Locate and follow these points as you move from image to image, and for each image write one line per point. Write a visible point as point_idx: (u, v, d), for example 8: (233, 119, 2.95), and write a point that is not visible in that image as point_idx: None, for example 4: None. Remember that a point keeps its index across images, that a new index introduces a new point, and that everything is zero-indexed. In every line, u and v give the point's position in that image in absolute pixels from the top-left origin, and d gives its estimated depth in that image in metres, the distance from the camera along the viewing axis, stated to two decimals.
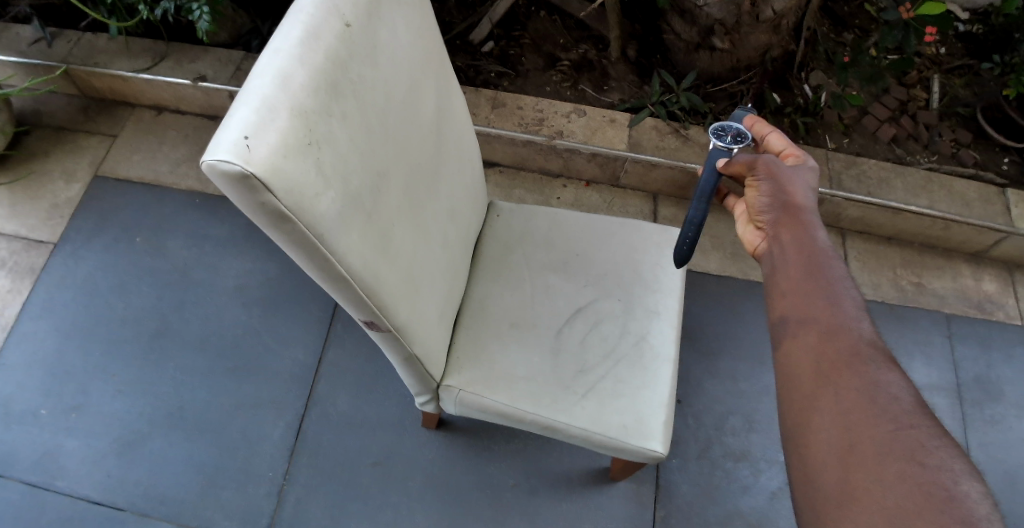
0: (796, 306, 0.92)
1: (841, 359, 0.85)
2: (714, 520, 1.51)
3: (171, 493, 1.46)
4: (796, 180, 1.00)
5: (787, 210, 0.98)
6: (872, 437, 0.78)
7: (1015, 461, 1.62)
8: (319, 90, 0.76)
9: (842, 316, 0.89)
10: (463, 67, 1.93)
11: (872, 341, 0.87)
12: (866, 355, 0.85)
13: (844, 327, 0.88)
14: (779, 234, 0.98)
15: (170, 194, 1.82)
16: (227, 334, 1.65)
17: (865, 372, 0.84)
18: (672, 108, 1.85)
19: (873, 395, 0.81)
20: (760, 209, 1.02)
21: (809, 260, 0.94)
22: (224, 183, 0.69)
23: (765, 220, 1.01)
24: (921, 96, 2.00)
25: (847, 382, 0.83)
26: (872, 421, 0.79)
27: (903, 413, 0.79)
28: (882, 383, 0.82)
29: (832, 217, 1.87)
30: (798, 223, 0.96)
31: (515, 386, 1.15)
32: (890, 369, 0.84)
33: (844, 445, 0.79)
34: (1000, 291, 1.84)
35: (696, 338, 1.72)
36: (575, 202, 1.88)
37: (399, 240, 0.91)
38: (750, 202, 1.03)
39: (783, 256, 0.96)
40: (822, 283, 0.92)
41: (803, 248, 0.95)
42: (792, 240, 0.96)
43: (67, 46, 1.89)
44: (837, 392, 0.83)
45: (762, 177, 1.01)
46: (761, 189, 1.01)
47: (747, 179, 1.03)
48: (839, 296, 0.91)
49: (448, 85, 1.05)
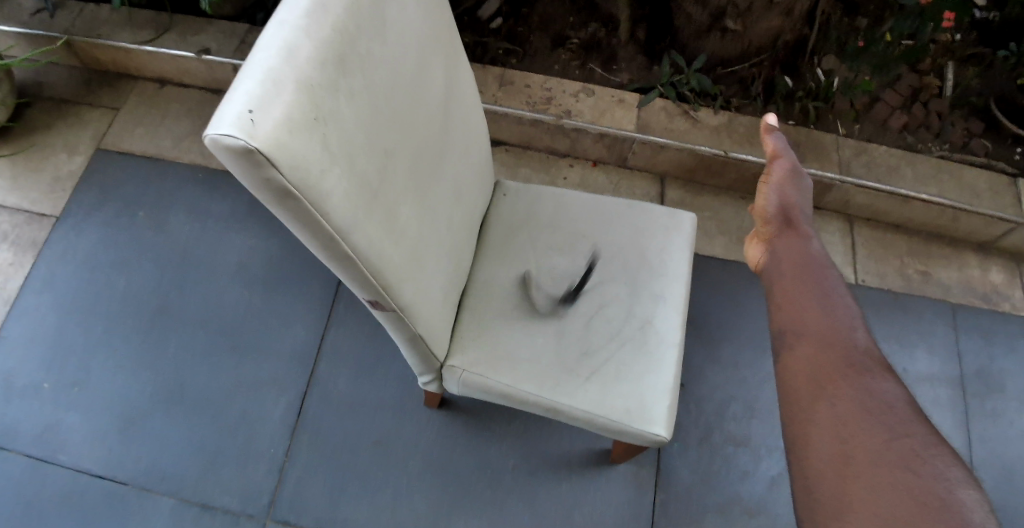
0: (792, 315, 0.96)
1: (837, 369, 0.89)
2: (712, 505, 1.51)
3: (171, 469, 1.47)
4: (800, 193, 1.08)
5: (787, 219, 1.06)
6: (869, 447, 0.81)
7: (1015, 454, 1.62)
8: (326, 64, 0.74)
9: (839, 327, 0.94)
10: (471, 44, 1.91)
11: (867, 352, 0.92)
12: (860, 365, 0.90)
13: (840, 338, 0.93)
14: (776, 240, 1.05)
15: (172, 169, 1.81)
16: (228, 311, 1.64)
17: (861, 383, 0.87)
18: (682, 89, 1.83)
19: (869, 405, 0.85)
20: (763, 212, 1.08)
21: (801, 269, 1.00)
22: (227, 158, 0.68)
23: (766, 224, 1.07)
24: (935, 84, 1.96)
25: (844, 393, 0.86)
26: (870, 430, 0.82)
27: (898, 422, 0.83)
28: (877, 393, 0.86)
29: (839, 204, 1.86)
30: (795, 237, 1.04)
31: (519, 369, 1.15)
32: (884, 378, 0.88)
33: (842, 454, 0.81)
34: (1007, 284, 1.82)
35: (699, 323, 1.71)
36: (581, 183, 1.86)
37: (404, 218, 0.89)
38: (756, 207, 1.09)
39: (777, 262, 1.02)
40: (816, 291, 0.97)
41: (797, 258, 1.02)
42: (787, 249, 1.03)
43: (70, 17, 1.86)
44: (835, 402, 0.86)
45: (775, 180, 1.08)
46: (772, 191, 1.07)
47: (761, 179, 1.09)
48: (835, 307, 0.96)
49: (457, 62, 1.03)
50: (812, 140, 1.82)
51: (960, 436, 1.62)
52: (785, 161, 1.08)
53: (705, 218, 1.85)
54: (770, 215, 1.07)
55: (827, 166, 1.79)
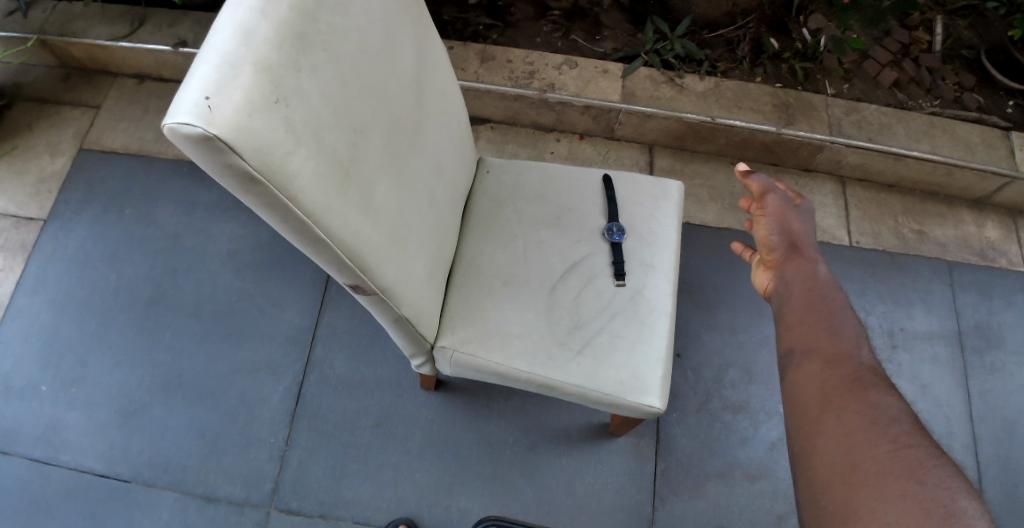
0: (800, 338, 0.94)
1: (842, 384, 0.86)
2: (712, 472, 1.51)
3: (173, 460, 1.47)
4: (801, 219, 1.06)
5: (791, 246, 1.04)
6: (873, 458, 0.78)
7: (1015, 407, 1.62)
8: (285, 43, 0.73)
9: (844, 344, 0.91)
10: (451, 21, 1.88)
11: (873, 368, 0.88)
12: (866, 380, 0.86)
13: (845, 355, 0.90)
14: (783, 268, 1.02)
15: (157, 163, 1.79)
16: (221, 300, 1.64)
17: (866, 396, 0.84)
18: (667, 56, 1.81)
19: (873, 417, 0.82)
20: (765, 242, 1.06)
21: (811, 293, 0.98)
22: (188, 146, 0.67)
23: (770, 253, 1.05)
24: (924, 39, 1.93)
25: (849, 406, 0.84)
26: (873, 442, 0.79)
27: (903, 433, 0.80)
28: (881, 405, 0.83)
29: (831, 165, 1.83)
30: (802, 263, 1.01)
31: (510, 345, 1.14)
32: (889, 392, 0.85)
33: (846, 466, 0.79)
34: (1003, 238, 1.81)
35: (694, 290, 1.71)
36: (569, 156, 1.84)
37: (381, 196, 0.88)
38: (760, 240, 1.07)
39: (788, 289, 1.00)
40: (824, 312, 0.95)
41: (806, 282, 0.99)
42: (797, 276, 1.00)
43: (43, 15, 1.83)
44: (840, 416, 0.83)
45: (770, 211, 1.07)
46: (770, 222, 1.06)
47: (756, 213, 1.09)
48: (840, 325, 0.94)
49: (428, 36, 1.01)
50: (802, 100, 1.79)
51: (959, 392, 1.62)
52: (777, 192, 1.08)
53: (696, 186, 1.83)
54: (772, 244, 1.05)
55: (818, 127, 1.76)
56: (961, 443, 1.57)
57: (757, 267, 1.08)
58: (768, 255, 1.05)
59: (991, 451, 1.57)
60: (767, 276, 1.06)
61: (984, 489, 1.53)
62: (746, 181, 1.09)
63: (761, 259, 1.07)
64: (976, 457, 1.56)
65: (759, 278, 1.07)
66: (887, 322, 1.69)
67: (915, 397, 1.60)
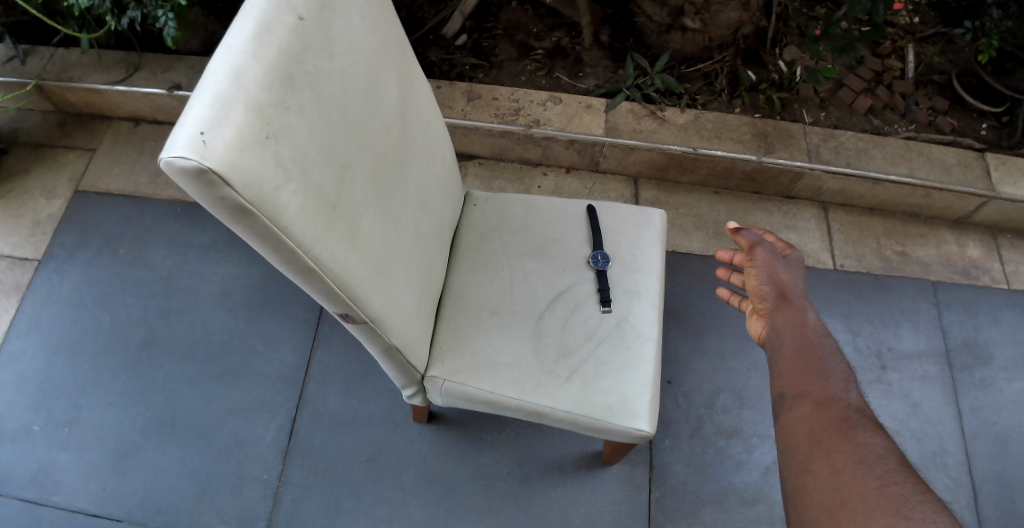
0: (790, 382, 0.95)
1: (831, 425, 0.88)
2: (707, 497, 1.52)
3: (166, 501, 1.47)
4: (790, 271, 1.08)
5: (780, 295, 1.06)
6: (860, 494, 0.79)
7: (1007, 423, 1.63)
8: (273, 84, 0.76)
9: (831, 388, 0.93)
10: (438, 62, 1.96)
11: (860, 409, 0.90)
12: (854, 421, 0.88)
13: (833, 398, 0.91)
14: (774, 316, 1.05)
15: (151, 205, 1.82)
16: (214, 340, 1.65)
17: (855, 437, 0.86)
18: (648, 90, 1.86)
19: (860, 456, 0.83)
20: (756, 292, 1.08)
21: (801, 340, 0.99)
22: (182, 180, 0.70)
23: (761, 302, 1.07)
24: (897, 66, 2.00)
25: (838, 445, 0.85)
26: (861, 480, 0.81)
27: (889, 471, 0.81)
28: (868, 445, 0.84)
29: (812, 192, 1.88)
30: (791, 310, 1.03)
31: (499, 373, 1.16)
32: (876, 433, 0.86)
33: (834, 502, 0.80)
34: (985, 256, 1.84)
35: (681, 318, 1.73)
36: (556, 190, 1.88)
37: (367, 229, 0.91)
38: (753, 289, 1.09)
39: (778, 337, 1.02)
40: (813, 359, 0.97)
41: (795, 329, 1.01)
42: (787, 324, 1.02)
43: (40, 63, 1.88)
44: (829, 454, 0.85)
45: (760, 263, 1.08)
46: (760, 274, 1.08)
47: (744, 265, 1.11)
48: (828, 371, 0.95)
49: (411, 76, 1.05)
50: (780, 129, 1.84)
51: (950, 410, 1.63)
52: (765, 245, 1.09)
53: (682, 215, 1.87)
54: (763, 293, 1.07)
55: (797, 154, 1.81)
56: (954, 461, 1.58)
57: (749, 314, 1.11)
58: (759, 304, 1.07)
59: (986, 468, 1.58)
60: (760, 323, 1.08)
61: (980, 506, 1.53)
62: (734, 236, 1.11)
63: (753, 307, 1.09)
64: (971, 474, 1.57)
65: (753, 325, 1.10)
66: (875, 343, 1.72)
67: (904, 416, 1.62)
